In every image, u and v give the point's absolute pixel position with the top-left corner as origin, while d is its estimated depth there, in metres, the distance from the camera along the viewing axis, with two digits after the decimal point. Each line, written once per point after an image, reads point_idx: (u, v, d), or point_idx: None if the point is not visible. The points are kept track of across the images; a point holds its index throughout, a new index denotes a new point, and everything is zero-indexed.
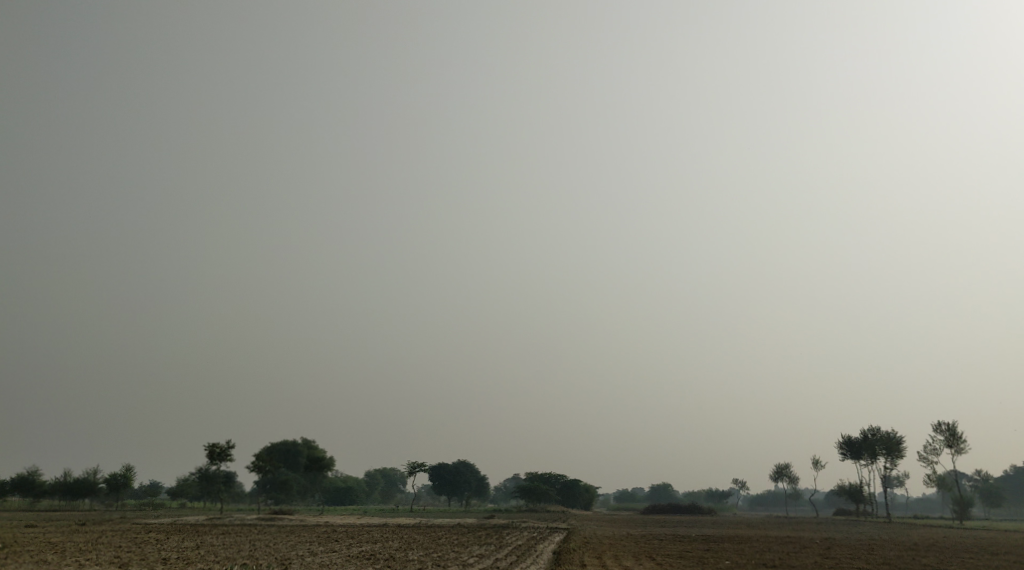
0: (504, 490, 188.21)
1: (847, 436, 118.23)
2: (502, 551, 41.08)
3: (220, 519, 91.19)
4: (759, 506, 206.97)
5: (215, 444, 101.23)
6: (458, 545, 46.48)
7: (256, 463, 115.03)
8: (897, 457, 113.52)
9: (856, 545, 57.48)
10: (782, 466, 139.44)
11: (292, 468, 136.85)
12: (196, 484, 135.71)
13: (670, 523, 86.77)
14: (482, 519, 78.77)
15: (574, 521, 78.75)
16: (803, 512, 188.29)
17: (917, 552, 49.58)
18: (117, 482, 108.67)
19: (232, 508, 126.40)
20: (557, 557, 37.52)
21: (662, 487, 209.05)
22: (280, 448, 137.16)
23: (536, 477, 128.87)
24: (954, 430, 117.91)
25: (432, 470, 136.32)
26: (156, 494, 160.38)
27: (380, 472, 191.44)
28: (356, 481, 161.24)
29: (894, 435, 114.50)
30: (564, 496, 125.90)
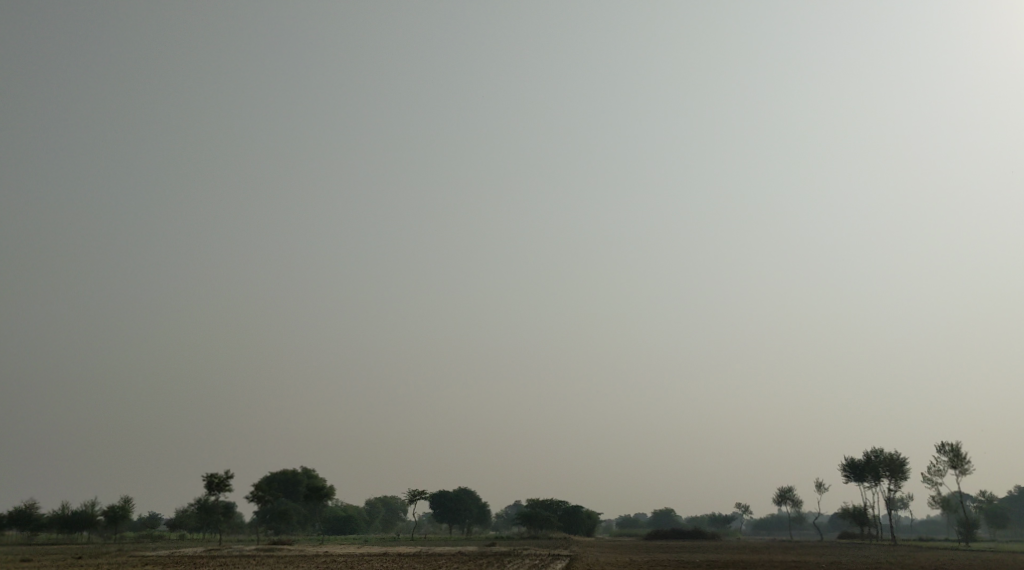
0: (506, 517, 186.65)
1: (850, 459, 117.34)
2: None
3: (219, 550, 90.24)
4: (763, 530, 205.18)
5: (214, 474, 100.37)
6: None
7: (256, 492, 113.93)
8: (901, 479, 112.60)
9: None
10: (784, 490, 138.34)
11: (292, 497, 135.63)
12: (195, 515, 134.46)
13: (673, 549, 85.86)
14: (484, 547, 77.93)
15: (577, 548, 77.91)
16: (807, 535, 186.68)
17: None
18: (115, 514, 107.62)
19: (232, 539, 125.13)
20: None
21: (664, 512, 207.48)
22: (279, 477, 136.07)
23: (538, 503, 127.68)
24: (957, 451, 117.12)
25: (433, 497, 135.13)
26: (155, 526, 158.90)
27: (380, 500, 189.92)
28: (356, 509, 159.85)
29: (897, 456, 113.61)
30: (566, 523, 124.74)
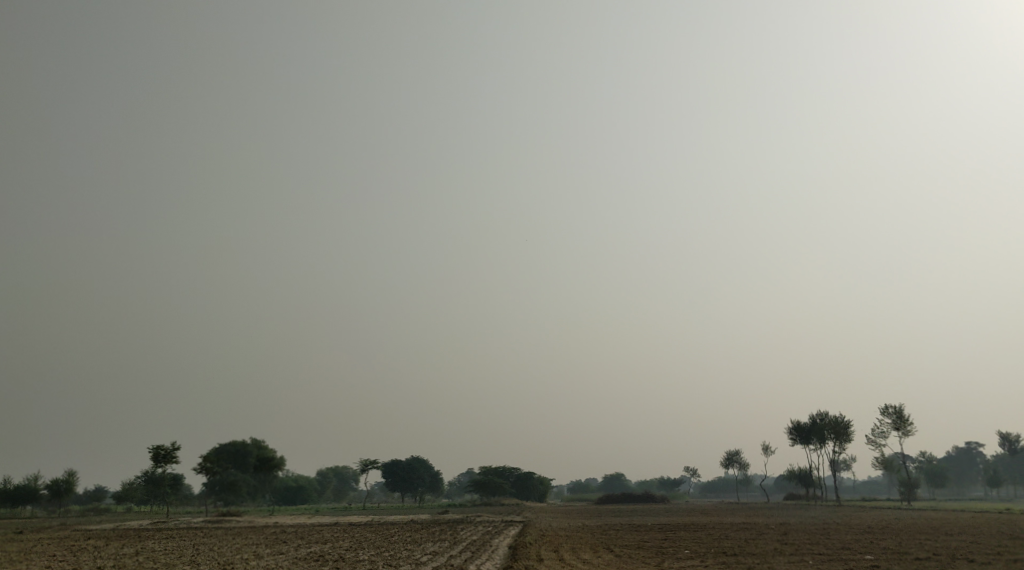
0: (458, 485, 187.11)
1: (796, 422, 119.18)
2: (455, 547, 39.32)
3: (165, 523, 88.58)
4: (711, 493, 208.55)
5: (160, 446, 98.43)
6: (410, 543, 44.75)
7: (204, 464, 112.13)
8: (845, 442, 114.58)
9: (812, 530, 57.36)
10: (732, 452, 140.35)
11: (241, 468, 133.85)
12: (142, 487, 132.27)
13: (624, 513, 86.47)
14: (436, 515, 77.49)
15: (529, 514, 78.12)
16: (753, 497, 190.10)
17: (874, 535, 49.15)
18: (59, 487, 105.28)
19: (180, 511, 123.21)
20: (513, 553, 35.81)
21: (614, 477, 209.59)
22: (227, 448, 134.35)
23: (490, 470, 127.76)
24: (900, 413, 119.47)
25: (385, 466, 134.50)
26: (101, 499, 156.26)
27: (332, 469, 189.09)
28: (307, 480, 158.85)
29: (842, 419, 115.44)
30: (518, 489, 125.06)
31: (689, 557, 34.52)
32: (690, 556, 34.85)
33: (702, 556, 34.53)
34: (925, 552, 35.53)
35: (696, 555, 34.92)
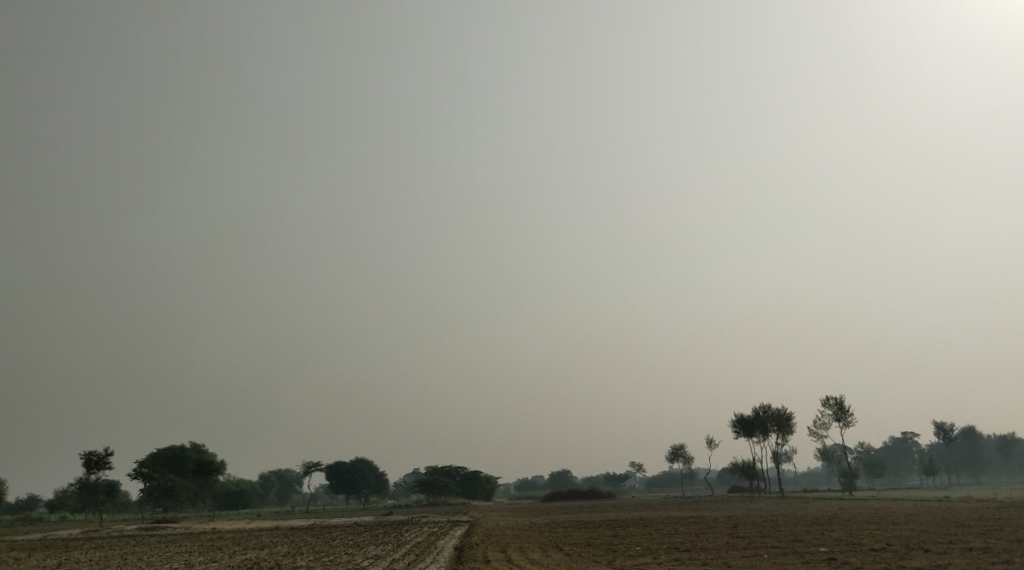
0: (404, 484, 185.07)
1: (740, 415, 119.62)
2: (400, 550, 37.36)
3: (96, 531, 85.22)
4: (657, 487, 209.43)
5: (92, 451, 94.88)
6: (352, 546, 42.90)
7: (141, 470, 108.50)
8: (788, 433, 115.15)
9: (759, 522, 56.98)
10: (677, 446, 140.48)
11: (180, 474, 129.97)
12: (76, 496, 127.78)
13: (571, 509, 85.28)
14: (380, 517, 75.38)
15: (475, 513, 76.72)
16: (699, 491, 191.32)
17: (822, 526, 48.48)
18: None
19: (116, 519, 119.16)
20: (458, 555, 33.95)
21: (561, 474, 209.39)
22: (166, 453, 130.42)
23: (436, 470, 126.01)
24: (842, 405, 120.62)
25: (329, 468, 131.81)
26: (34, 508, 150.89)
27: (275, 472, 185.65)
28: (249, 484, 155.44)
29: (784, 411, 115.94)
30: (464, 488, 123.59)
31: (640, 553, 33.31)
32: (642, 552, 33.58)
33: (654, 553, 33.21)
34: (878, 542, 34.65)
35: (649, 552, 33.69)
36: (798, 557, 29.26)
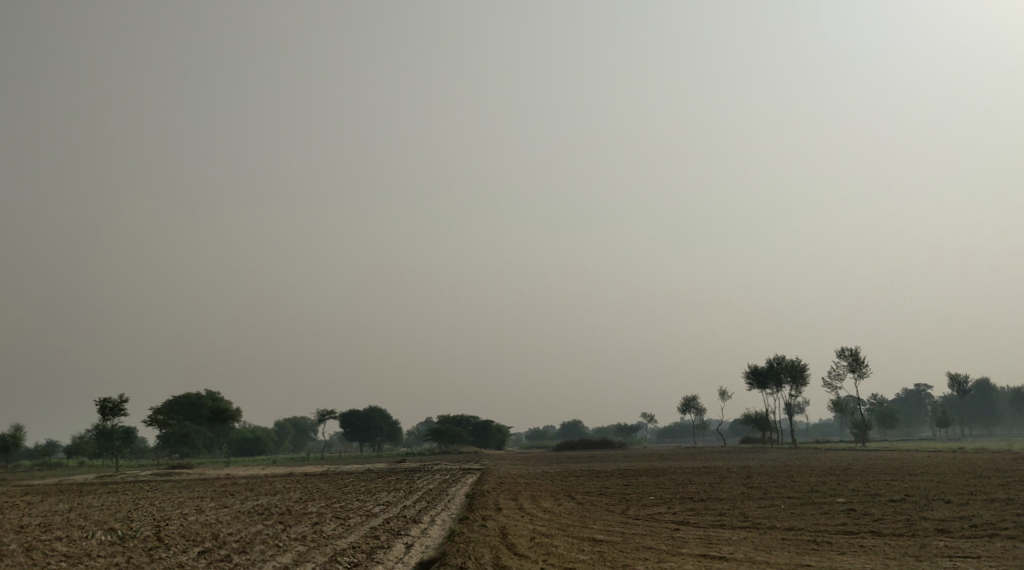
0: (418, 433, 186.19)
1: (753, 366, 119.02)
2: (411, 497, 36.84)
3: (111, 476, 85.64)
4: (668, 438, 209.95)
5: (107, 398, 95.27)
6: (363, 493, 42.38)
7: (155, 417, 108.99)
8: (801, 385, 114.46)
9: (774, 472, 56.43)
10: (688, 397, 140.38)
11: (196, 421, 130.87)
12: (94, 442, 128.96)
13: (582, 459, 85.25)
14: (393, 465, 75.37)
15: (487, 461, 76.62)
16: (711, 442, 191.50)
17: (838, 477, 47.85)
18: (5, 442, 101.79)
19: (133, 465, 120.19)
20: (469, 502, 33.40)
21: (572, 424, 210.36)
22: (181, 400, 131.04)
23: (449, 419, 126.32)
24: (857, 356, 119.76)
25: (343, 416, 132.31)
26: (52, 453, 152.62)
27: (289, 420, 186.98)
28: (264, 431, 156.50)
29: (798, 362, 115.19)
30: (476, 437, 123.96)
31: (654, 503, 32.64)
32: (657, 502, 33.00)
33: (669, 502, 32.58)
34: (897, 492, 33.94)
35: (663, 502, 32.99)
36: (813, 507, 28.53)
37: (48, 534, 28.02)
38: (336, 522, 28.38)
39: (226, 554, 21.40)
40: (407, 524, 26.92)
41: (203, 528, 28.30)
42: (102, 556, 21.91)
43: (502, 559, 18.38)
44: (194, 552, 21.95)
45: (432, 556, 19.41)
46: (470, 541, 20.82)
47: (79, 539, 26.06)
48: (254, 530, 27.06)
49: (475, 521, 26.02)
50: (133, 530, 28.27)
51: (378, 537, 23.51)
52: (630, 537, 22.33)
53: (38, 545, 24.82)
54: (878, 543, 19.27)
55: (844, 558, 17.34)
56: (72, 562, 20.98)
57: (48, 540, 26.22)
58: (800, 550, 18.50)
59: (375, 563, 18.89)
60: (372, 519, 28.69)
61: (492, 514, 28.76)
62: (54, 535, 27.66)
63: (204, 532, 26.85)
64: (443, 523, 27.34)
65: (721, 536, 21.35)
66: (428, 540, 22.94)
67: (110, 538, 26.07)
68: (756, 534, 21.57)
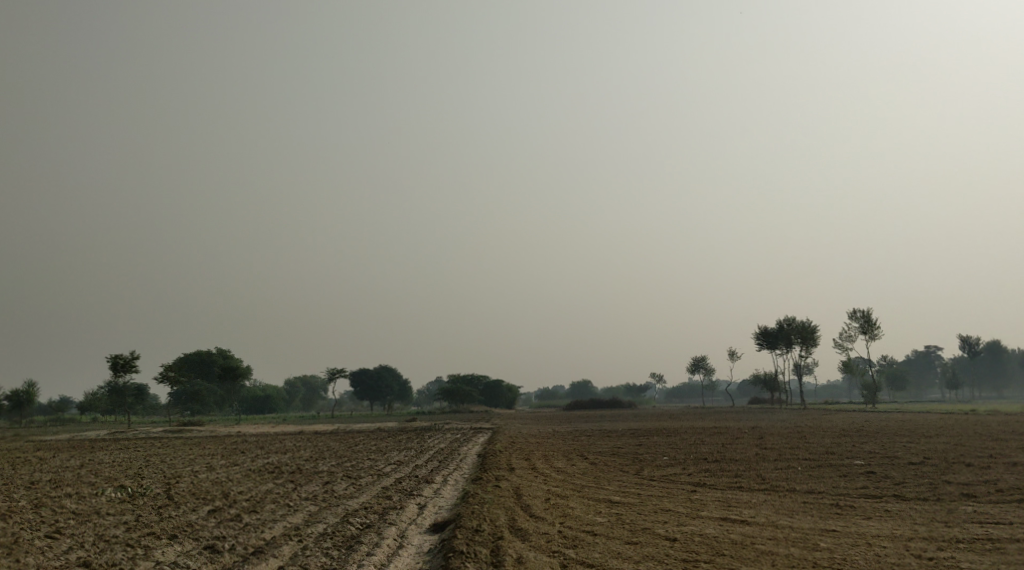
0: (427, 392, 186.80)
1: (763, 327, 118.38)
2: (422, 456, 36.45)
3: (122, 432, 85.85)
4: (676, 398, 210.49)
5: (118, 354, 95.43)
6: (374, 452, 42.09)
7: (167, 374, 109.21)
8: (812, 346, 113.83)
9: (786, 433, 56.05)
10: (698, 358, 140.10)
11: (208, 377, 131.34)
12: (106, 398, 129.58)
13: (591, 418, 85.07)
14: (403, 423, 75.35)
15: (497, 420, 76.49)
16: (719, 403, 191.59)
17: (852, 439, 47.43)
18: (19, 398, 102.21)
19: (145, 421, 120.82)
20: (481, 462, 33.05)
21: (581, 383, 210.80)
22: (192, 357, 131.35)
23: (458, 378, 126.36)
24: (868, 317, 118.97)
25: (353, 375, 132.49)
26: (65, 409, 153.58)
27: (300, 378, 187.72)
28: (275, 389, 157.17)
29: (809, 323, 114.44)
30: (486, 397, 124.05)
31: (668, 464, 32.15)
32: (671, 463, 32.49)
33: (684, 464, 32.13)
34: (916, 455, 33.39)
35: (677, 463, 32.46)
36: (832, 469, 27.96)
37: (58, 491, 27.71)
38: (348, 481, 27.99)
39: (236, 513, 20.96)
40: (419, 484, 26.47)
41: (212, 487, 27.93)
42: (111, 514, 21.54)
43: (517, 522, 17.88)
44: (203, 511, 21.55)
45: (447, 517, 18.92)
46: (485, 502, 20.34)
47: (88, 496, 25.68)
48: (264, 488, 26.66)
49: (488, 481, 25.62)
50: (143, 488, 27.92)
51: (391, 497, 23.09)
52: (646, 499, 21.85)
53: (47, 502, 24.47)
54: (903, 508, 18.75)
55: (870, 523, 16.80)
56: (79, 520, 20.55)
57: (57, 497, 25.88)
58: (825, 515, 17.98)
59: (389, 524, 18.41)
60: (384, 478, 28.28)
61: (505, 475, 28.30)
62: (64, 492, 27.34)
63: (214, 491, 26.47)
64: (455, 483, 26.88)
65: (741, 500, 20.77)
66: (441, 501, 22.45)
67: (120, 495, 25.70)
68: (776, 497, 21.07)
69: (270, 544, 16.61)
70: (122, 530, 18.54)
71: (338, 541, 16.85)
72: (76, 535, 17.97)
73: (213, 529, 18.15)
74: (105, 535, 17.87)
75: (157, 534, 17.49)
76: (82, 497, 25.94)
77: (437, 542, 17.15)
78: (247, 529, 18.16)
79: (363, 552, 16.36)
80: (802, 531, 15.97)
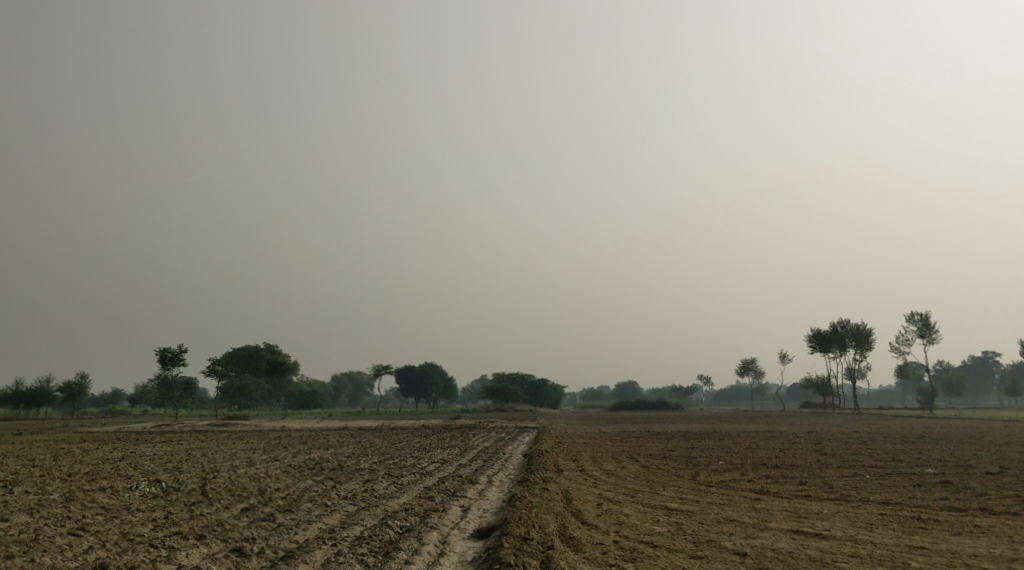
0: (473, 390, 186.23)
1: (816, 330, 115.31)
2: (467, 455, 35.24)
3: (169, 426, 86.04)
4: (724, 401, 207.01)
5: (166, 348, 95.70)
6: (415, 449, 41.02)
7: (214, 368, 109.41)
8: (866, 350, 110.49)
9: (843, 439, 53.82)
10: (747, 360, 137.21)
11: (255, 372, 131.89)
12: (155, 391, 130.55)
13: (638, 421, 83.16)
14: (447, 421, 74.21)
15: (542, 421, 75.15)
16: (769, 406, 187.80)
17: (916, 445, 45.10)
18: (71, 390, 103.05)
19: (193, 414, 121.41)
20: (528, 462, 31.72)
21: (627, 385, 208.35)
22: (240, 352, 131.88)
23: (504, 377, 125.27)
24: (926, 320, 115.35)
25: (399, 372, 132.05)
26: (117, 401, 155.22)
27: (346, 374, 188.31)
28: (321, 385, 157.51)
29: (863, 327, 111.15)
30: (531, 396, 122.79)
31: (725, 469, 30.59)
32: (726, 468, 30.87)
33: (742, 468, 30.49)
34: (988, 464, 31.39)
35: (733, 468, 30.76)
36: (900, 479, 26.15)
37: (93, 483, 26.93)
38: (391, 480, 26.87)
39: (269, 512, 19.79)
40: (462, 485, 25.13)
41: (248, 482, 26.98)
42: (141, 510, 20.54)
43: (568, 529, 16.49)
44: (236, 510, 20.47)
45: (492, 522, 17.57)
46: (532, 507, 18.94)
47: (121, 491, 24.71)
48: (305, 487, 25.51)
49: (537, 482, 24.31)
50: (178, 482, 27.04)
51: (434, 498, 21.85)
52: (707, 506, 20.31)
53: (79, 497, 23.47)
54: (995, 523, 16.99)
55: (962, 541, 15.09)
56: (106, 516, 19.52)
57: (90, 491, 24.98)
58: (908, 530, 16.31)
59: (430, 528, 17.12)
60: (427, 478, 27.07)
61: (554, 477, 26.87)
62: (98, 485, 26.51)
63: (249, 489, 25.31)
64: (501, 485, 25.52)
65: (810, 510, 19.21)
66: (486, 503, 21.20)
67: (153, 490, 24.77)
68: (849, 508, 19.38)
69: (301, 548, 15.40)
70: (148, 529, 17.47)
71: (374, 547, 15.57)
72: (99, 533, 16.90)
73: (243, 529, 16.99)
74: (129, 533, 16.82)
75: (183, 534, 16.37)
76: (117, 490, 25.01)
77: (481, 551, 15.81)
78: (278, 530, 16.95)
79: (401, 559, 15.08)
80: (888, 548, 14.34)
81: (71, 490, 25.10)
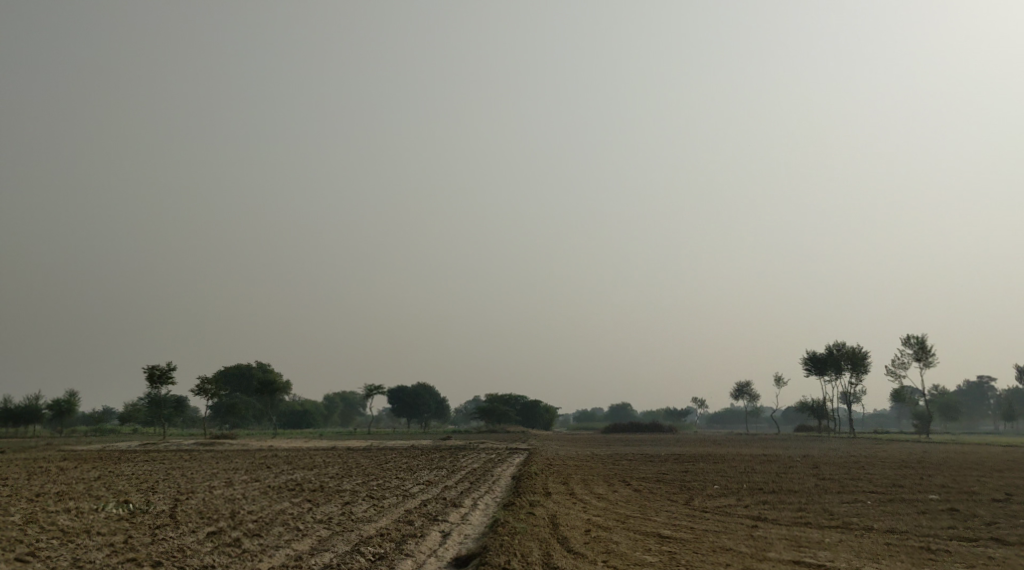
0: (465, 411, 184.46)
1: (811, 352, 114.25)
2: (453, 477, 34.02)
3: (155, 444, 84.71)
4: (719, 424, 205.72)
5: (155, 366, 94.26)
6: (401, 470, 39.73)
7: (204, 386, 107.93)
8: (861, 372, 109.46)
9: (841, 463, 52.62)
10: (742, 383, 135.93)
11: (246, 391, 130.28)
12: (145, 409, 128.87)
13: (632, 442, 82.01)
14: (438, 442, 72.92)
15: (534, 442, 73.80)
16: (764, 429, 186.43)
17: (916, 471, 43.92)
18: (60, 408, 101.43)
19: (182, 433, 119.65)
20: (517, 485, 30.57)
21: (621, 407, 207.00)
22: (232, 371, 130.30)
23: (496, 398, 123.92)
24: (922, 343, 114.39)
25: (391, 392, 130.53)
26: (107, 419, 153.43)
27: (339, 394, 186.70)
28: (313, 404, 155.86)
29: (858, 349, 110.13)
30: (524, 417, 121.44)
31: (721, 493, 29.46)
32: (720, 492, 29.72)
33: (738, 493, 29.37)
34: (991, 490, 30.36)
35: (729, 493, 29.58)
36: (904, 505, 25.03)
37: (59, 505, 25.63)
38: (372, 502, 25.63)
39: (236, 537, 18.61)
40: (445, 508, 23.89)
41: (221, 504, 25.70)
42: (102, 533, 19.34)
43: (552, 558, 15.34)
44: (203, 534, 19.24)
45: (471, 550, 16.41)
46: (515, 534, 17.79)
47: (84, 513, 23.38)
48: (279, 509, 24.22)
49: (524, 507, 23.12)
50: (149, 504, 25.75)
51: (413, 522, 20.68)
52: (702, 534, 19.14)
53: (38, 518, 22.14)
54: (1010, 554, 15.89)
55: None
56: (62, 540, 18.28)
57: (51, 512, 23.67)
58: (917, 560, 15.24)
59: (403, 556, 15.96)
60: (408, 501, 25.83)
61: (542, 501, 25.68)
62: (63, 506, 25.22)
63: (220, 511, 24.01)
64: (485, 509, 24.25)
65: (811, 539, 18.12)
66: (468, 529, 20.05)
67: (119, 513, 23.46)
68: (852, 537, 18.29)
69: None
70: (103, 554, 16.26)
71: None
72: (49, 559, 15.70)
73: (204, 556, 15.81)
74: (80, 560, 15.59)
75: (138, 562, 15.14)
76: (80, 512, 23.72)
77: None
78: (242, 557, 15.80)
79: None
80: None
81: (34, 511, 23.81)
